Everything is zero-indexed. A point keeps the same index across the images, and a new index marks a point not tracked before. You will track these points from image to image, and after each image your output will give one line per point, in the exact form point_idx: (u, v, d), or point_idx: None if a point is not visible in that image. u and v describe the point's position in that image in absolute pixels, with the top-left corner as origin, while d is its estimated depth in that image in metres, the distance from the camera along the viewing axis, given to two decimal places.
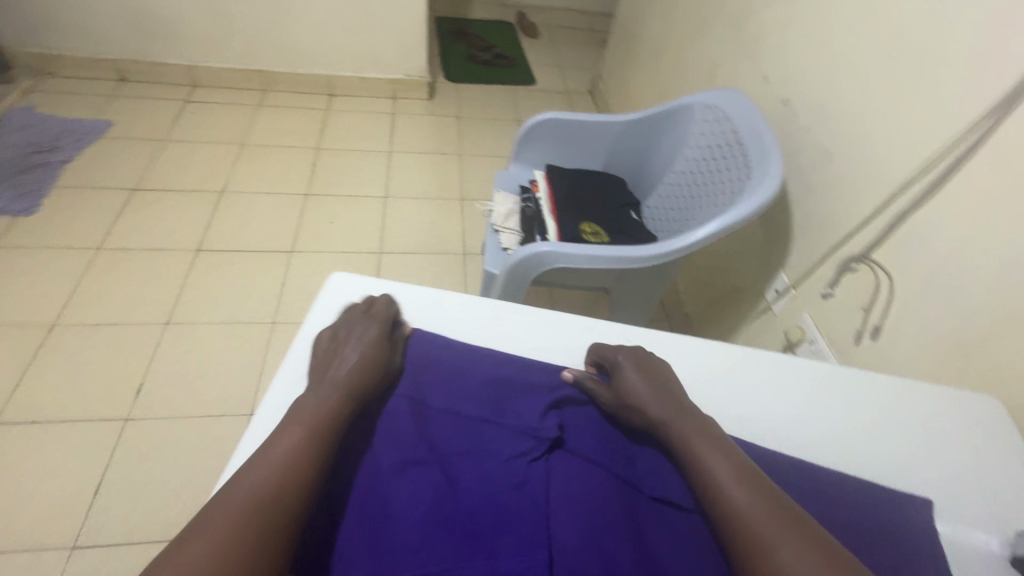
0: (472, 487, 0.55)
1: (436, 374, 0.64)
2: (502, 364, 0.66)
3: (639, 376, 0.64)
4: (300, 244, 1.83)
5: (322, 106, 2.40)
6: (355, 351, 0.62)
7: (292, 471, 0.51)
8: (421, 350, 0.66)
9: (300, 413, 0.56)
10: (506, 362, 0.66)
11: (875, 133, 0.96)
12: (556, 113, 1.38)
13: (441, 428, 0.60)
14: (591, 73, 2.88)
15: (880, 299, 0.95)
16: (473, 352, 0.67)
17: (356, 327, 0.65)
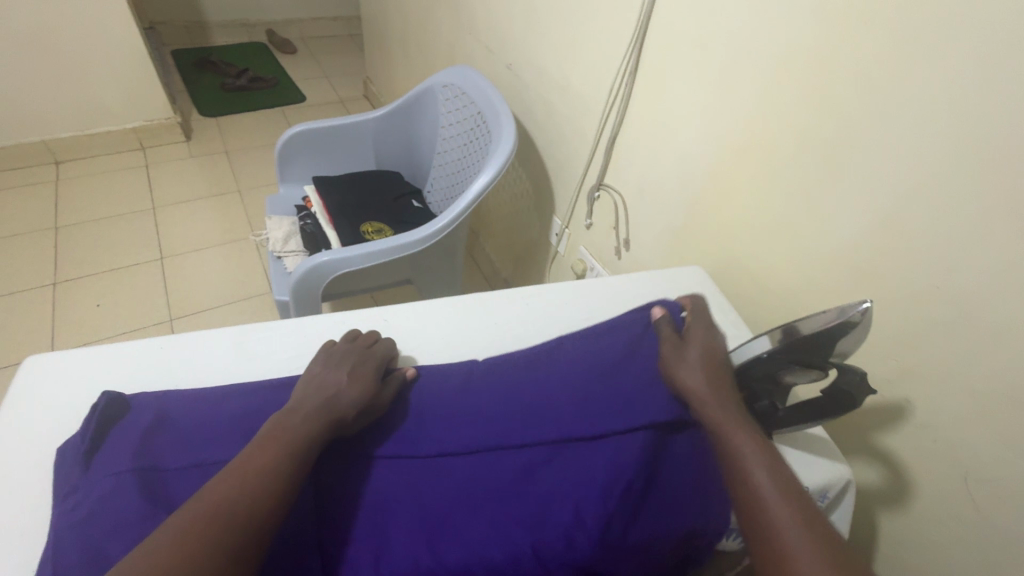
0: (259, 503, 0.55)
1: (176, 432, 0.59)
2: (253, 398, 0.64)
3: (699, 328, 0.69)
4: (63, 341, 1.54)
5: (49, 177, 2.02)
6: (353, 382, 0.62)
7: (286, 477, 0.51)
8: (154, 409, 0.61)
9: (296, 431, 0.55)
10: (257, 393, 0.64)
11: (575, 76, 1.10)
12: (304, 124, 1.33)
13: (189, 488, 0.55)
14: (361, 77, 2.85)
15: (621, 215, 1.10)
16: (227, 392, 0.64)
17: (350, 362, 0.66)
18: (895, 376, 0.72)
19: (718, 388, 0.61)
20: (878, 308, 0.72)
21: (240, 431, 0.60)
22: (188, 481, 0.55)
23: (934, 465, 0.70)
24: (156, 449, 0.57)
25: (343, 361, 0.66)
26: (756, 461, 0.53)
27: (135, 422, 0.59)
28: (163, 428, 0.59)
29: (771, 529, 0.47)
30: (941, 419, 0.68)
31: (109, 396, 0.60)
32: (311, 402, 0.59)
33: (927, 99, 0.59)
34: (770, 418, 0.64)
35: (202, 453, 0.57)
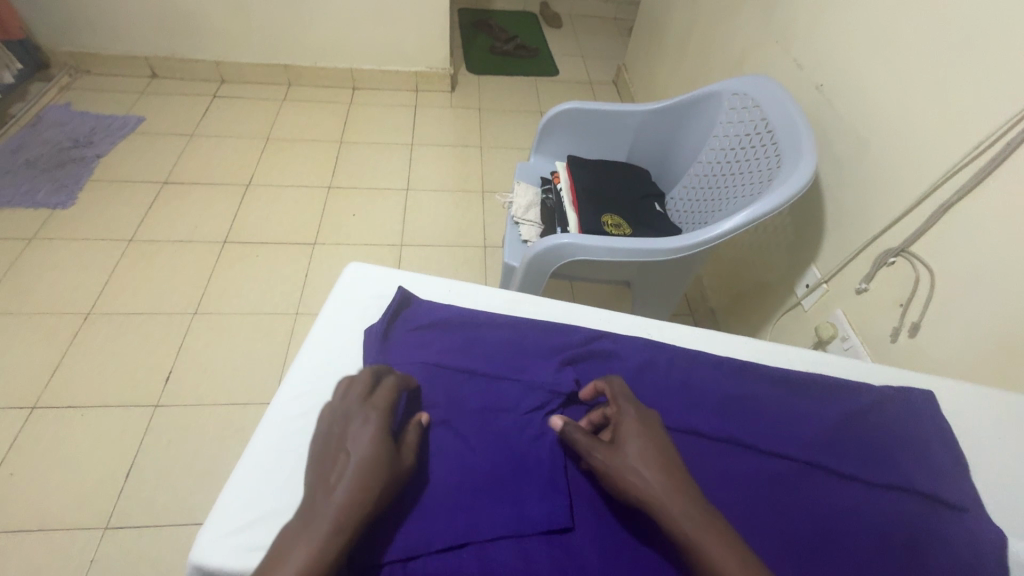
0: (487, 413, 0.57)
1: (449, 338, 0.62)
2: (512, 327, 0.64)
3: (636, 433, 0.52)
4: (322, 237, 1.85)
5: (345, 100, 2.42)
6: (374, 432, 0.50)
7: (335, 550, 0.43)
8: (437, 312, 0.65)
9: (306, 537, 0.43)
10: (521, 325, 0.65)
11: (919, 119, 0.91)
12: (578, 102, 1.34)
13: (460, 395, 0.58)
14: (615, 62, 2.83)
15: (919, 294, 0.90)
16: (494, 318, 0.66)
17: (359, 407, 0.52)
18: None
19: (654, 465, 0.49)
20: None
21: (505, 359, 0.61)
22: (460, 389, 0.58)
23: None
24: (430, 349, 0.61)
25: (349, 406, 0.53)
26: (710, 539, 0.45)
27: (419, 319, 0.64)
28: (444, 331, 0.63)
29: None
30: None
31: (403, 291, 0.66)
32: (343, 469, 0.48)
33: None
34: None
35: (474, 365, 0.60)
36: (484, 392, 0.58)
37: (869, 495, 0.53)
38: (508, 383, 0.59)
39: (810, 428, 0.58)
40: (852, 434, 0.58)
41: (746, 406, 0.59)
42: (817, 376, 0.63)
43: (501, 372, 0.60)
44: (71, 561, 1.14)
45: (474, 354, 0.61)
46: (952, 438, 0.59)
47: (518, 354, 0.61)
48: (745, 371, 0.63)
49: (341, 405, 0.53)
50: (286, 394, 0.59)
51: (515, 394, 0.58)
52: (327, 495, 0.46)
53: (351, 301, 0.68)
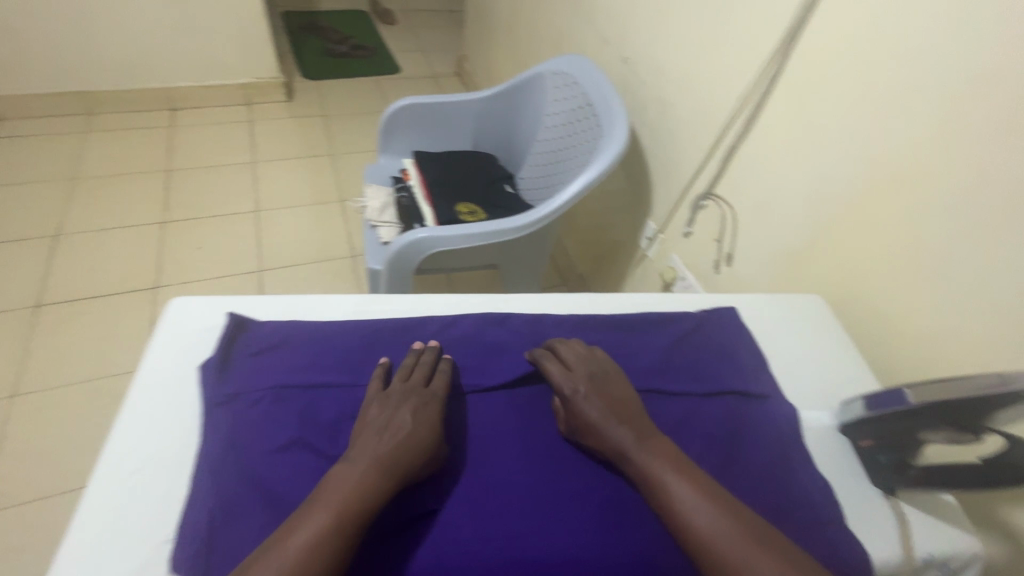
0: (343, 419, 0.54)
1: (295, 354, 0.59)
2: (363, 330, 0.63)
3: (591, 390, 0.59)
4: (164, 278, 1.65)
5: (165, 123, 2.17)
6: (421, 413, 0.54)
7: (375, 500, 0.46)
8: (279, 331, 0.61)
9: (347, 481, 0.47)
10: (373, 327, 0.63)
11: (700, 78, 1.05)
12: (413, 99, 1.36)
13: (312, 408, 0.54)
14: (455, 54, 2.86)
15: (727, 228, 1.05)
16: (343, 324, 0.63)
17: (399, 387, 0.56)
18: None
19: (651, 445, 0.55)
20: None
21: (359, 363, 0.59)
22: (314, 401, 0.55)
23: None
24: (274, 371, 0.57)
25: (387, 395, 0.55)
26: (693, 501, 0.51)
27: (261, 341, 0.59)
28: (289, 348, 0.59)
29: (737, 558, 0.48)
30: None
31: (234, 316, 0.60)
32: (376, 443, 0.50)
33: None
34: (897, 471, 0.58)
35: (326, 376, 0.57)
36: (339, 400, 0.55)
37: (696, 404, 0.63)
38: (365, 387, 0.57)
39: (645, 361, 0.66)
40: (678, 358, 0.67)
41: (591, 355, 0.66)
42: (645, 315, 0.72)
43: (354, 379, 0.57)
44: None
45: (325, 365, 0.58)
46: (754, 343, 0.71)
47: (370, 356, 0.60)
48: (587, 326, 0.70)
49: (414, 375, 0.58)
50: (113, 455, 0.52)
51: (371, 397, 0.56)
52: (363, 456, 0.49)
53: (182, 338, 0.62)
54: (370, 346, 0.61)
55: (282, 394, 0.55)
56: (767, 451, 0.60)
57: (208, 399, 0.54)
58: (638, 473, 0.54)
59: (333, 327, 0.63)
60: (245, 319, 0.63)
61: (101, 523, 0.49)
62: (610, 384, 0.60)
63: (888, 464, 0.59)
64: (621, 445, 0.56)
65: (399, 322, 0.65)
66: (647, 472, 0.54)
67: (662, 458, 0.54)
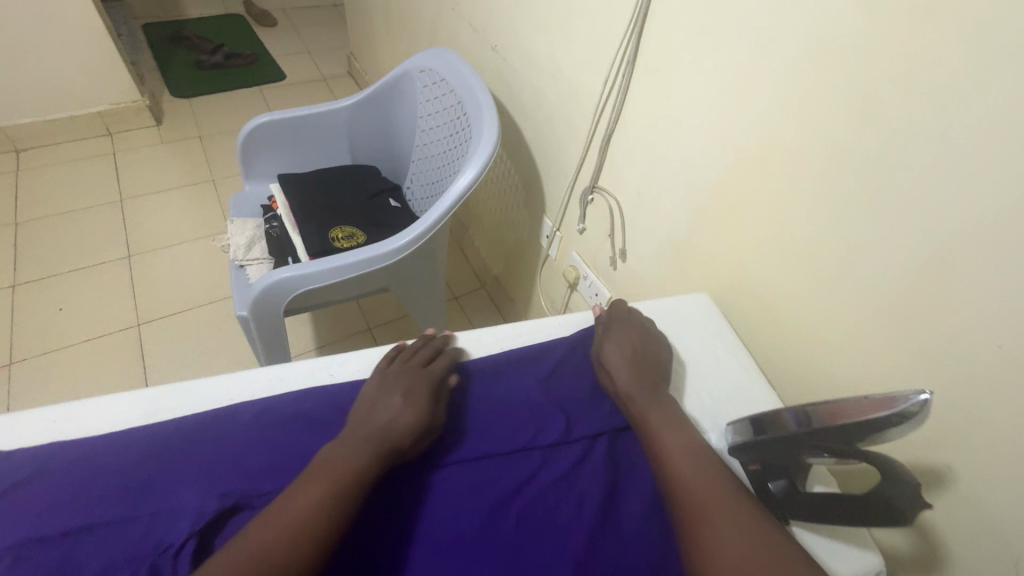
0: (111, 570, 0.43)
1: (52, 491, 0.46)
2: (148, 437, 0.51)
3: (637, 370, 0.64)
4: (20, 351, 1.43)
5: (10, 167, 1.89)
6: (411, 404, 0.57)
7: (361, 468, 0.50)
8: (31, 464, 0.48)
9: (341, 456, 0.51)
10: (168, 431, 0.52)
11: (566, 64, 0.96)
12: (269, 115, 1.20)
13: (68, 564, 0.43)
14: (345, 52, 2.67)
15: (616, 222, 0.98)
16: (127, 433, 0.51)
17: (392, 381, 0.60)
18: (936, 437, 0.60)
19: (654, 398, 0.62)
20: (925, 366, 0.59)
21: (142, 487, 0.47)
22: (69, 554, 0.43)
23: (976, 537, 0.58)
24: (12, 521, 0.44)
25: (386, 382, 0.60)
26: (678, 453, 0.57)
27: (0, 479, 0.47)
28: (42, 484, 0.46)
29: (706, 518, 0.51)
30: (986, 490, 0.56)
31: None
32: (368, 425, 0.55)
33: (1017, 103, 0.45)
34: (788, 502, 0.53)
35: (92, 513, 0.45)
36: (106, 543, 0.44)
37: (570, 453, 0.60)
38: (144, 519, 0.45)
39: (507, 418, 0.62)
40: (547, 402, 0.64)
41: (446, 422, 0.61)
42: (509, 357, 0.68)
43: (131, 512, 0.46)
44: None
45: (92, 498, 0.46)
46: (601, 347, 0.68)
47: (155, 473, 0.48)
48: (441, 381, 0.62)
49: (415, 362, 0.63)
50: None
51: (152, 533, 0.45)
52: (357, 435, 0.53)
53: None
54: (158, 457, 0.49)
55: (22, 554, 0.42)
56: (641, 505, 0.58)
57: None
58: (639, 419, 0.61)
59: (111, 440, 0.51)
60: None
61: None
62: (652, 371, 0.65)
63: (777, 495, 0.53)
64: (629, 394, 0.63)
65: (203, 418, 0.54)
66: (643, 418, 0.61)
67: (664, 412, 0.61)
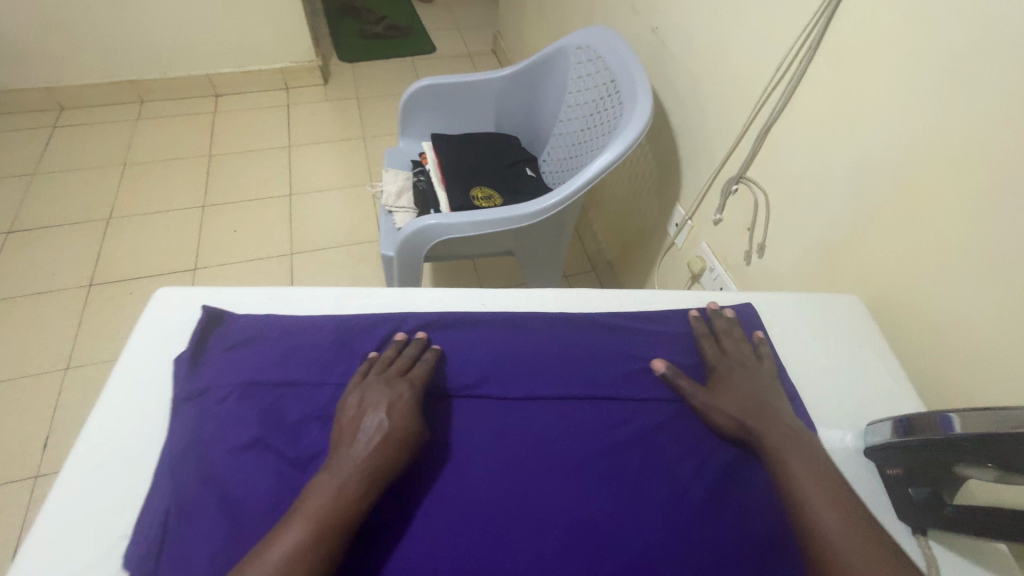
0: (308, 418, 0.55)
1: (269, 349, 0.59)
2: (336, 325, 0.63)
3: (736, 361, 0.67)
4: (203, 260, 1.72)
5: (208, 109, 2.24)
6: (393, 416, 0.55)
7: (354, 494, 0.49)
8: (253, 326, 0.61)
9: (329, 482, 0.50)
10: (350, 322, 0.64)
11: (733, 49, 0.94)
12: (434, 78, 1.31)
13: (279, 406, 0.56)
14: (492, 30, 2.78)
15: (760, 217, 0.95)
16: (321, 319, 0.64)
17: (381, 386, 0.57)
18: None
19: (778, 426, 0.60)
20: None
21: (332, 361, 0.60)
22: (281, 400, 0.56)
23: None
24: (241, 364, 0.58)
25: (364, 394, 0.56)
26: (807, 482, 0.55)
27: (230, 329, 0.61)
28: (261, 343, 0.60)
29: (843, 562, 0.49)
30: None
31: (208, 308, 0.61)
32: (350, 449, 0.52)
33: None
34: (931, 509, 0.55)
35: (296, 373, 0.58)
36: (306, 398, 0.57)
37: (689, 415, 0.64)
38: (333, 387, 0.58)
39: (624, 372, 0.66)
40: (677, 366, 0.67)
41: (575, 364, 0.65)
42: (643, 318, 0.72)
43: (323, 378, 0.58)
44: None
45: (298, 361, 0.59)
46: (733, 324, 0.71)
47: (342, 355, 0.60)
48: (577, 329, 0.69)
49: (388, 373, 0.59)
50: (85, 449, 0.54)
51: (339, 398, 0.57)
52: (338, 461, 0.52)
53: (154, 323, 0.65)
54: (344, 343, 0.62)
55: (250, 391, 0.56)
56: (762, 490, 0.59)
57: (178, 393, 0.56)
58: (765, 446, 0.59)
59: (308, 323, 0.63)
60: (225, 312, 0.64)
61: (70, 513, 0.51)
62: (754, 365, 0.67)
63: (919, 499, 0.56)
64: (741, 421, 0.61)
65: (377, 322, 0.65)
66: (773, 447, 0.58)
67: (790, 440, 0.59)
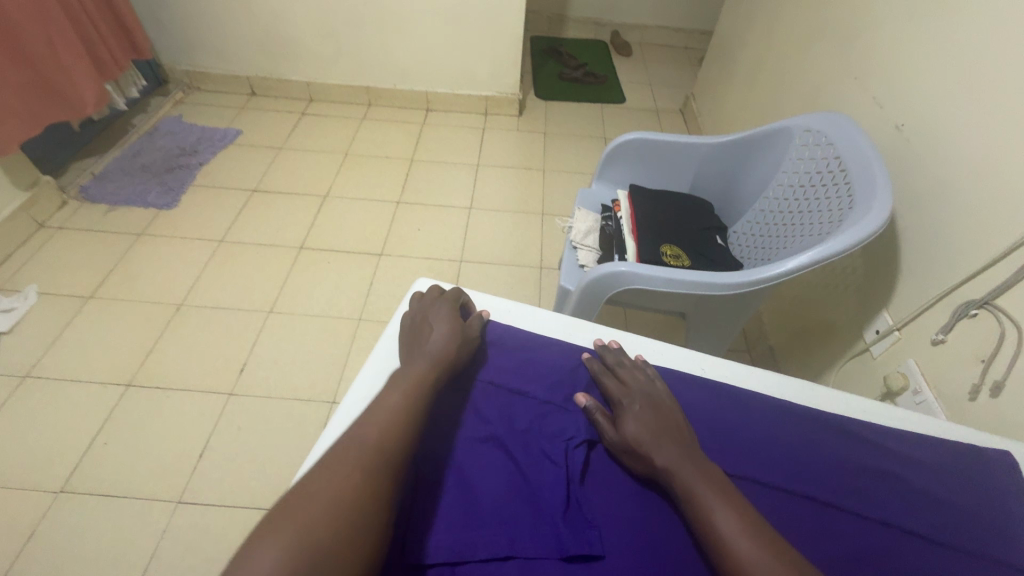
0: (531, 428, 0.66)
1: (510, 361, 0.72)
2: (562, 356, 0.74)
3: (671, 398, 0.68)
4: (388, 249, 1.95)
5: (419, 120, 2.56)
6: (401, 388, 0.63)
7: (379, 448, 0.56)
8: (492, 335, 0.75)
9: (355, 438, 0.56)
10: (574, 357, 0.75)
11: (1010, 163, 0.85)
12: (642, 133, 1.36)
13: (511, 412, 0.67)
14: (684, 92, 2.83)
15: (1002, 351, 0.84)
16: (547, 346, 0.75)
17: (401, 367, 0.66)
18: None
19: (677, 451, 0.62)
20: None
21: (555, 385, 0.70)
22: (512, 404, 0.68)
23: None
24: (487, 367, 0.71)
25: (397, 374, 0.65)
26: (731, 531, 0.54)
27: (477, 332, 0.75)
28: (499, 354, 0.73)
29: None
30: None
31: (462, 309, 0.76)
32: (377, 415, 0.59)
33: None
34: None
35: (526, 386, 0.70)
36: (530, 409, 0.68)
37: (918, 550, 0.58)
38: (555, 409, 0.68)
39: (833, 480, 0.63)
40: (908, 494, 0.63)
41: (788, 457, 0.65)
42: (865, 424, 0.69)
43: (549, 397, 0.69)
44: (135, 544, 1.23)
45: (529, 378, 0.71)
46: (992, 462, 0.66)
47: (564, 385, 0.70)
48: (790, 416, 0.69)
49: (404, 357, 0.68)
50: (356, 398, 0.68)
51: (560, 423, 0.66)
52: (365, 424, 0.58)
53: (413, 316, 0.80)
54: (567, 374, 0.72)
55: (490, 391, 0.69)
56: None
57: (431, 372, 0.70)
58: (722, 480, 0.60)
59: (535, 347, 0.75)
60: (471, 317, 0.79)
61: None
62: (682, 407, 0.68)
63: None
64: (638, 440, 0.63)
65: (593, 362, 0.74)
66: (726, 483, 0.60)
67: (710, 484, 0.58)
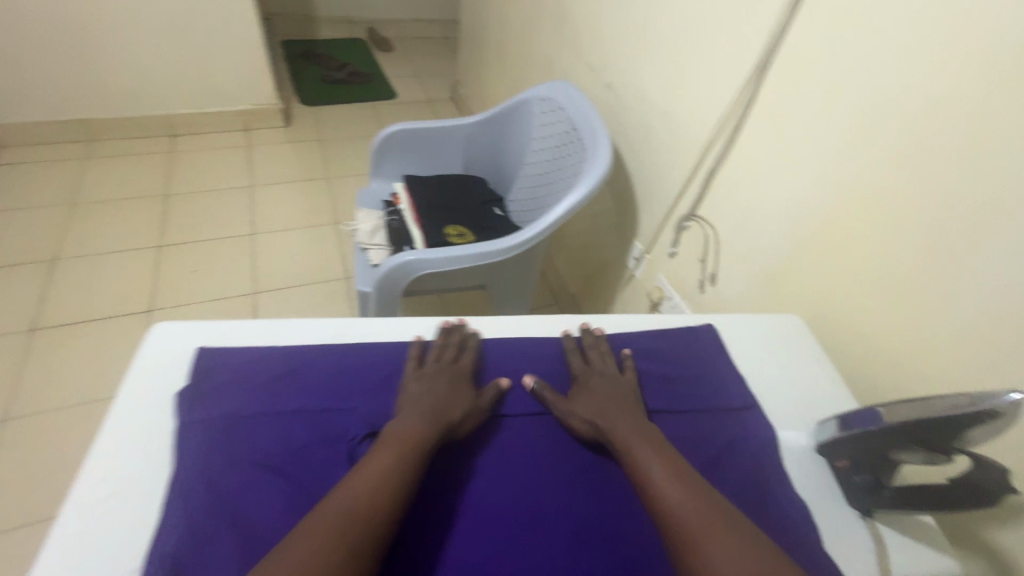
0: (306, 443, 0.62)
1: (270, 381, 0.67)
2: (331, 356, 0.71)
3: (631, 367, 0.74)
4: (159, 301, 1.66)
5: (165, 148, 2.21)
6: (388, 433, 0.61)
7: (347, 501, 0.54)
8: (249, 361, 0.69)
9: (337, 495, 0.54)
10: (346, 354, 0.72)
11: (681, 102, 1.07)
12: (403, 124, 1.38)
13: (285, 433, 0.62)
14: (450, 79, 2.93)
15: (710, 249, 1.07)
16: (315, 352, 0.71)
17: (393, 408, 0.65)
18: None
19: (633, 414, 0.67)
20: None
21: (323, 390, 0.67)
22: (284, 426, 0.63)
23: None
24: (243, 395, 0.65)
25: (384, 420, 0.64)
26: (668, 478, 0.60)
27: (224, 366, 0.67)
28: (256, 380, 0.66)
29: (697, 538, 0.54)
30: None
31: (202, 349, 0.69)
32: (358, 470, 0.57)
33: None
34: (874, 492, 0.65)
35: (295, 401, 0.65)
36: (306, 423, 0.64)
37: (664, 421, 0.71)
38: (334, 413, 0.65)
39: None
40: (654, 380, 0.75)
41: (559, 385, 0.74)
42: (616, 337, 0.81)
43: (323, 404, 0.66)
44: None
45: (295, 391, 0.66)
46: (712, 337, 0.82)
47: (339, 387, 0.68)
48: (552, 350, 0.77)
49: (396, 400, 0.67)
50: (89, 484, 0.57)
51: (338, 426, 0.64)
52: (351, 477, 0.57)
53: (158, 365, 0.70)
54: (337, 374, 0.69)
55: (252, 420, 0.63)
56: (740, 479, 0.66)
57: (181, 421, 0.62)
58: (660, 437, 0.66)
59: (300, 358, 0.70)
60: (216, 350, 0.70)
61: (77, 548, 0.53)
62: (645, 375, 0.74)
63: (864, 485, 0.65)
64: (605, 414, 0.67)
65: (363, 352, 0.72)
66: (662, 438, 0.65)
67: (650, 441, 0.64)
